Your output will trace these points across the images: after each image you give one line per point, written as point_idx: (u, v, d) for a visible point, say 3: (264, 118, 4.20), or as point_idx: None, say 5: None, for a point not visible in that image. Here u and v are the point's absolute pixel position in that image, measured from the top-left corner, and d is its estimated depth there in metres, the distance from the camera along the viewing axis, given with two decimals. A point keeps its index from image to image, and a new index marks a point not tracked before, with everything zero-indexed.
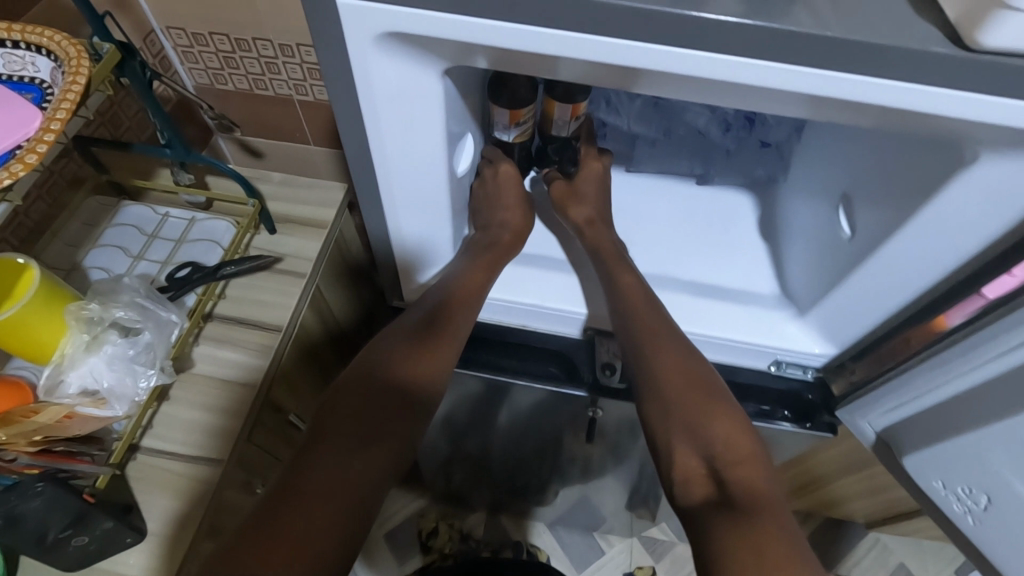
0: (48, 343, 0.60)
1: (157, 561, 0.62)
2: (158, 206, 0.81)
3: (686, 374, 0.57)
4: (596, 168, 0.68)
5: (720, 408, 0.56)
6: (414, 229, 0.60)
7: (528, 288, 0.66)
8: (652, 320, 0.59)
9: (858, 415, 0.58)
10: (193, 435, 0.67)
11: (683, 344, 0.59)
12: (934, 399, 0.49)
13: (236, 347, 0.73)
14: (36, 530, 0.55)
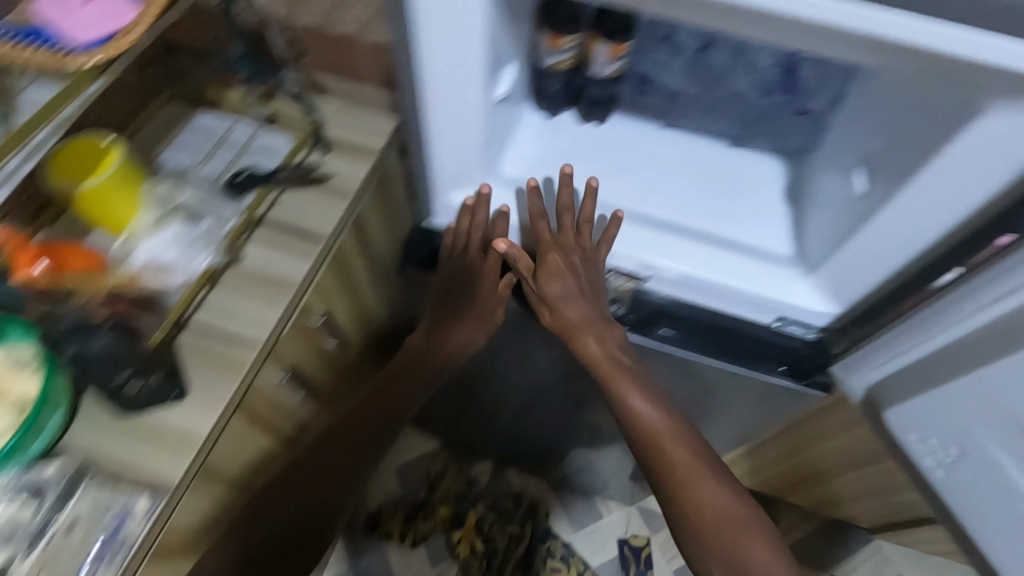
0: (123, 215, 0.68)
1: (199, 419, 0.68)
2: (228, 117, 0.89)
3: (711, 503, 0.62)
4: (557, 258, 0.69)
5: (747, 521, 0.62)
6: (451, 145, 0.64)
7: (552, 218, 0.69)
8: (675, 458, 0.64)
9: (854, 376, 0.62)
10: (239, 319, 0.74)
11: (716, 475, 0.64)
12: (940, 345, 0.52)
13: (283, 249, 0.80)
14: (100, 368, 0.63)
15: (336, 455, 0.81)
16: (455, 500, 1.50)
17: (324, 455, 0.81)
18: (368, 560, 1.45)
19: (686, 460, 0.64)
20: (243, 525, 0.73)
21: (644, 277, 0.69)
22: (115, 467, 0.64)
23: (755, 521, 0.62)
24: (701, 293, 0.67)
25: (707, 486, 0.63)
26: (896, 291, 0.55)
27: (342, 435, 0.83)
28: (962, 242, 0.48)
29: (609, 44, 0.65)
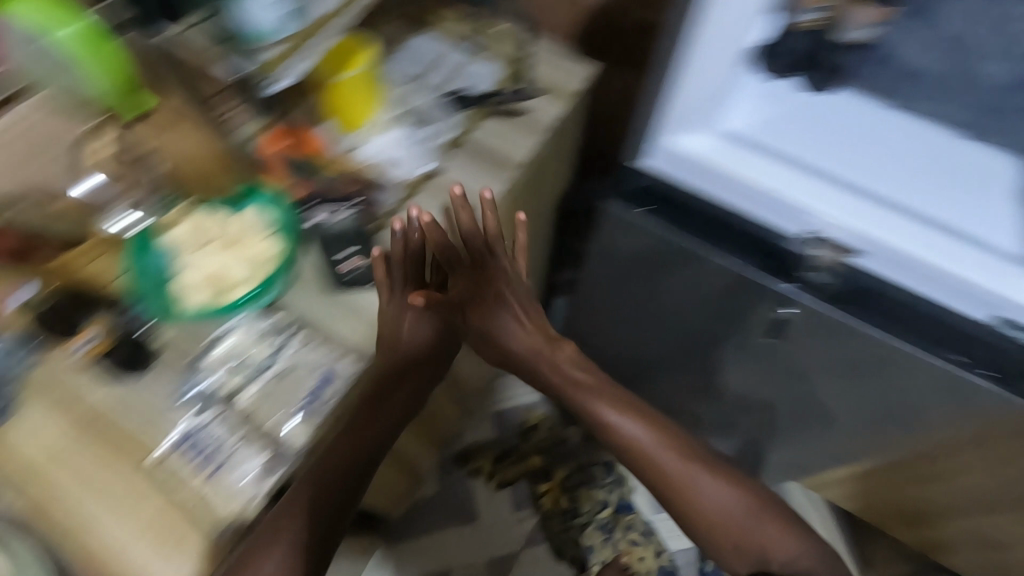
0: (363, 108, 0.77)
1: (396, 306, 0.73)
2: (442, 39, 0.92)
3: (704, 500, 0.76)
4: (461, 284, 0.76)
5: (749, 507, 0.76)
6: (697, 84, 0.65)
7: (773, 176, 0.69)
8: (660, 464, 0.77)
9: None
10: (440, 226, 0.79)
11: (713, 470, 0.78)
12: None
13: (477, 168, 0.83)
14: (332, 240, 0.73)
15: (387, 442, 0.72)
16: (546, 453, 1.54)
17: (376, 433, 0.71)
18: (454, 491, 1.52)
19: (655, 462, 0.77)
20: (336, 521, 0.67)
21: (864, 251, 0.69)
22: (323, 331, 0.71)
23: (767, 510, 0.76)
24: (917, 275, 0.68)
25: (705, 485, 0.76)
26: None
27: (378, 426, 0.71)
28: None
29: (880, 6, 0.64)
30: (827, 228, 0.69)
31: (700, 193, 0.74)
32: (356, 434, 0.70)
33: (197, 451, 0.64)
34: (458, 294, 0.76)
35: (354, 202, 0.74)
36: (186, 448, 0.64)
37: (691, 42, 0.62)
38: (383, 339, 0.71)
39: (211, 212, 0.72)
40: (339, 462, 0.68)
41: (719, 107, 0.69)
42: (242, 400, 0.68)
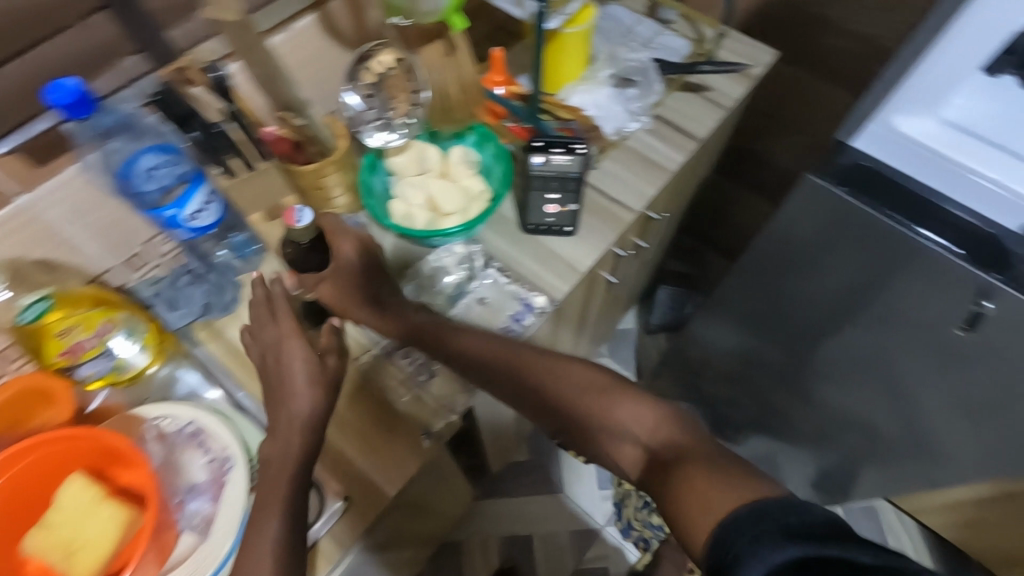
0: (571, 64, 0.80)
1: (581, 257, 0.77)
2: (633, 11, 0.94)
3: (550, 396, 0.62)
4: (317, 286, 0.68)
5: (606, 387, 0.62)
6: (933, 69, 0.65)
7: (998, 167, 0.68)
8: (522, 360, 0.65)
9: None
10: (624, 189, 0.81)
11: (554, 357, 0.65)
12: None
13: (663, 139, 0.85)
14: (547, 180, 0.73)
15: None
16: None
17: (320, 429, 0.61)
18: (542, 457, 1.58)
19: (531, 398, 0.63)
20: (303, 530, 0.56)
21: None
22: (516, 271, 0.76)
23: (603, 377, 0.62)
24: None
25: (565, 390, 0.62)
26: None
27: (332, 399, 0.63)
28: None
29: None
30: None
31: (905, 182, 0.74)
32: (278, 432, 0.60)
33: (407, 357, 0.71)
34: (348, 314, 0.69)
35: (575, 150, 0.73)
36: (395, 353, 0.71)
37: (929, 29, 0.64)
38: (571, 282, 0.76)
39: (420, 145, 0.75)
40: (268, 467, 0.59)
41: (955, 91, 0.67)
42: None
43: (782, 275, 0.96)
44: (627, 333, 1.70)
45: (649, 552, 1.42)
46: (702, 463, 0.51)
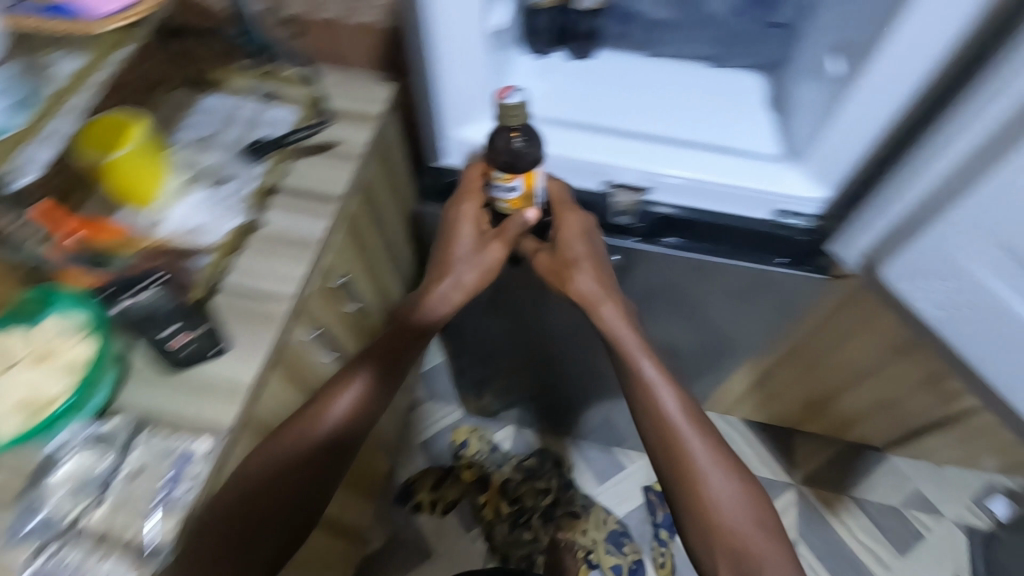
0: (143, 189, 0.74)
1: (245, 372, 0.71)
2: (229, 97, 0.91)
3: (723, 506, 0.68)
4: (469, 211, 0.75)
5: (759, 519, 0.69)
6: (456, 81, 0.68)
7: (552, 142, 0.73)
8: (693, 471, 0.70)
9: (905, 272, 0.65)
10: (268, 278, 0.79)
11: (742, 488, 0.70)
12: (894, 217, 0.65)
13: (300, 212, 0.84)
14: (143, 324, 0.68)
15: (325, 479, 0.75)
16: (477, 463, 1.53)
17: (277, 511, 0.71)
18: (403, 531, 1.48)
19: (752, 511, 0.69)
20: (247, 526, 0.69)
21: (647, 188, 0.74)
22: (171, 416, 0.68)
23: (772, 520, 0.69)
24: (697, 196, 0.73)
25: (722, 483, 0.69)
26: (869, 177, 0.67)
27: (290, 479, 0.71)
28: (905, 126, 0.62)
29: None
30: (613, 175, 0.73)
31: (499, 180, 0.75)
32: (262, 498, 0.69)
33: None
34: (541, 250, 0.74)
35: (154, 282, 0.70)
36: None
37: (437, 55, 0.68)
38: (240, 402, 0.69)
39: (7, 335, 0.67)
40: (280, 457, 0.71)
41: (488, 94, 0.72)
42: (89, 519, 0.62)
43: None
44: (435, 369, 1.68)
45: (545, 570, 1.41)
46: None
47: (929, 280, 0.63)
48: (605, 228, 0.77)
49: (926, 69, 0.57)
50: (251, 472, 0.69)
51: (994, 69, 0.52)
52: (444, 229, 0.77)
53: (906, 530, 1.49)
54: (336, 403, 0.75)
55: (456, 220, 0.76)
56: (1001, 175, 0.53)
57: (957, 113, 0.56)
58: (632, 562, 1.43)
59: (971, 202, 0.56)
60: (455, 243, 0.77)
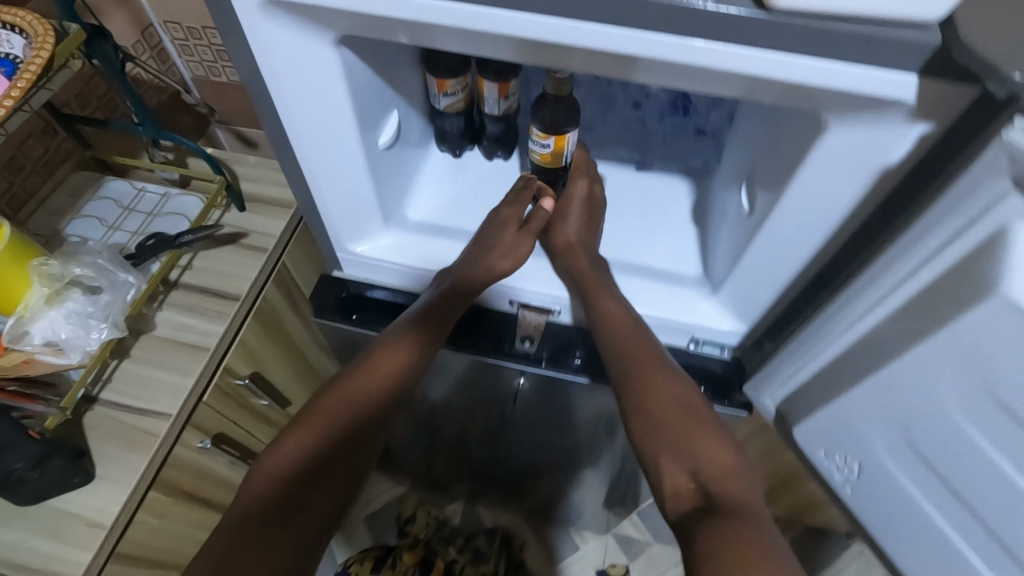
0: (10, 295, 0.63)
1: (108, 505, 0.66)
2: (136, 181, 0.86)
3: (665, 389, 0.57)
4: (582, 189, 0.68)
5: (699, 414, 0.56)
6: (337, 198, 0.61)
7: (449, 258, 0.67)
8: (641, 351, 0.60)
9: (812, 442, 0.52)
10: (151, 391, 0.73)
11: (678, 377, 0.59)
12: (797, 379, 0.53)
13: (196, 313, 0.79)
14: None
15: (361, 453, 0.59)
16: (421, 542, 1.39)
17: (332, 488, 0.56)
18: None
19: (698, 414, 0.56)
20: (286, 517, 0.53)
21: (556, 309, 0.69)
22: (20, 559, 0.62)
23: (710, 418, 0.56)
24: None
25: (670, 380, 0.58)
26: (778, 320, 0.57)
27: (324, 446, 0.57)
28: (814, 277, 0.52)
29: (495, 82, 0.65)
30: (518, 294, 0.69)
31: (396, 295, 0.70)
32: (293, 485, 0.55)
33: None
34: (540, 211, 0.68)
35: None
36: None
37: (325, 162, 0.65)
38: (97, 541, 0.64)
39: None
40: (315, 435, 0.58)
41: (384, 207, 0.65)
42: None
43: None
44: None
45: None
46: (754, 520, 0.46)
47: (834, 451, 0.50)
48: (512, 354, 0.69)
49: (832, 226, 0.47)
50: (278, 454, 0.56)
51: (892, 241, 0.41)
52: (486, 228, 0.66)
53: None
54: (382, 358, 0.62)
55: (500, 225, 0.66)
56: (899, 366, 0.41)
57: (861, 276, 0.44)
58: None
59: (870, 386, 0.43)
60: (477, 244, 0.65)
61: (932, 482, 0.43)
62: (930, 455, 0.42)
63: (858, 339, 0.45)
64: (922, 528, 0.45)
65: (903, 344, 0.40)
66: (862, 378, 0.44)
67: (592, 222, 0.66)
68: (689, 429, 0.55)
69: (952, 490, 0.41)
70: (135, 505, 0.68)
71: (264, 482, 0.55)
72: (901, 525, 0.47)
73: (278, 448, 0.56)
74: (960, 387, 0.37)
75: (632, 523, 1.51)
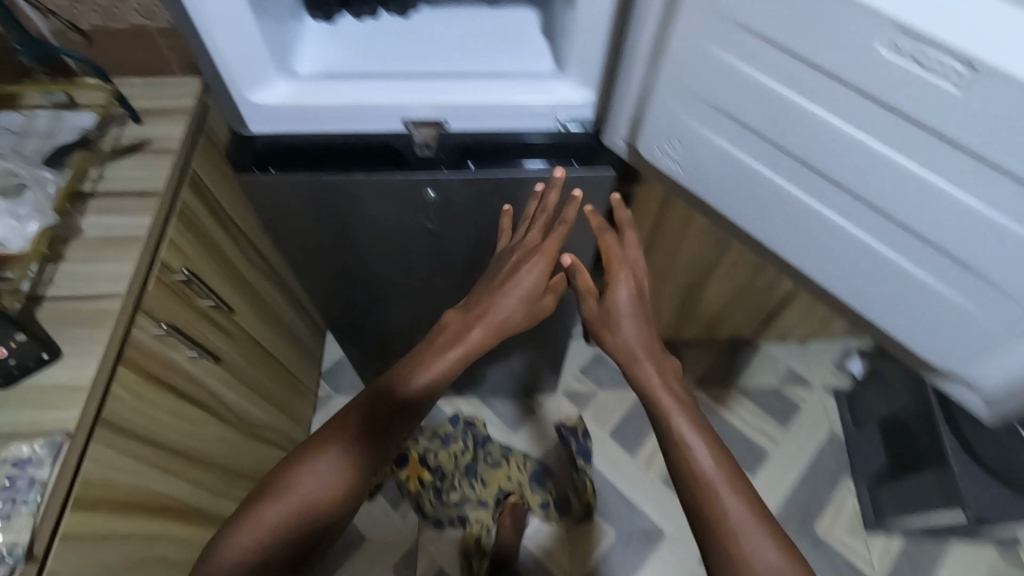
0: None
1: (81, 372, 0.71)
2: (25, 111, 0.88)
3: (727, 498, 0.67)
4: (627, 290, 0.82)
5: (728, 479, 0.68)
6: (230, 48, 0.69)
7: (339, 92, 0.75)
8: (719, 471, 0.68)
9: (651, 144, 0.73)
10: (96, 280, 0.78)
11: (739, 479, 0.69)
12: (629, 105, 0.72)
13: (121, 213, 0.84)
14: None
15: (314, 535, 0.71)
16: None
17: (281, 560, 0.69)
18: None
19: (748, 516, 0.66)
20: None
21: (444, 120, 0.77)
22: (10, 431, 0.67)
23: (763, 523, 0.65)
24: (485, 117, 0.77)
25: (704, 457, 0.69)
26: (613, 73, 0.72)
27: (278, 521, 0.68)
28: (623, 26, 0.68)
29: None
30: (410, 111, 0.76)
31: (306, 141, 0.78)
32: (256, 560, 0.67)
33: None
34: (585, 295, 0.84)
35: None
36: None
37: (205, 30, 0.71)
38: (83, 400, 0.70)
39: None
40: (272, 528, 0.68)
41: (273, 56, 0.73)
42: None
43: (318, 260, 0.96)
44: (337, 366, 1.70)
45: (477, 522, 1.45)
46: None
47: (665, 144, 0.72)
48: (418, 162, 0.78)
49: None
50: (227, 553, 0.67)
51: None
52: (505, 275, 0.81)
53: (785, 404, 1.67)
54: (326, 455, 0.71)
55: (516, 270, 0.81)
56: (681, 34, 0.61)
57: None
58: (557, 494, 1.51)
59: (672, 64, 0.64)
60: (497, 277, 0.82)
61: (717, 121, 0.65)
62: (716, 99, 0.63)
63: (655, 42, 0.65)
64: (722, 162, 0.69)
65: (680, 16, 0.60)
66: (665, 62, 0.64)
67: (658, 364, 0.78)
68: (747, 532, 0.65)
69: (736, 120, 0.64)
70: (107, 377, 0.75)
71: (235, 557, 0.66)
72: (724, 167, 0.69)
73: (238, 537, 0.67)
74: (711, 27, 0.58)
75: (577, 379, 1.68)
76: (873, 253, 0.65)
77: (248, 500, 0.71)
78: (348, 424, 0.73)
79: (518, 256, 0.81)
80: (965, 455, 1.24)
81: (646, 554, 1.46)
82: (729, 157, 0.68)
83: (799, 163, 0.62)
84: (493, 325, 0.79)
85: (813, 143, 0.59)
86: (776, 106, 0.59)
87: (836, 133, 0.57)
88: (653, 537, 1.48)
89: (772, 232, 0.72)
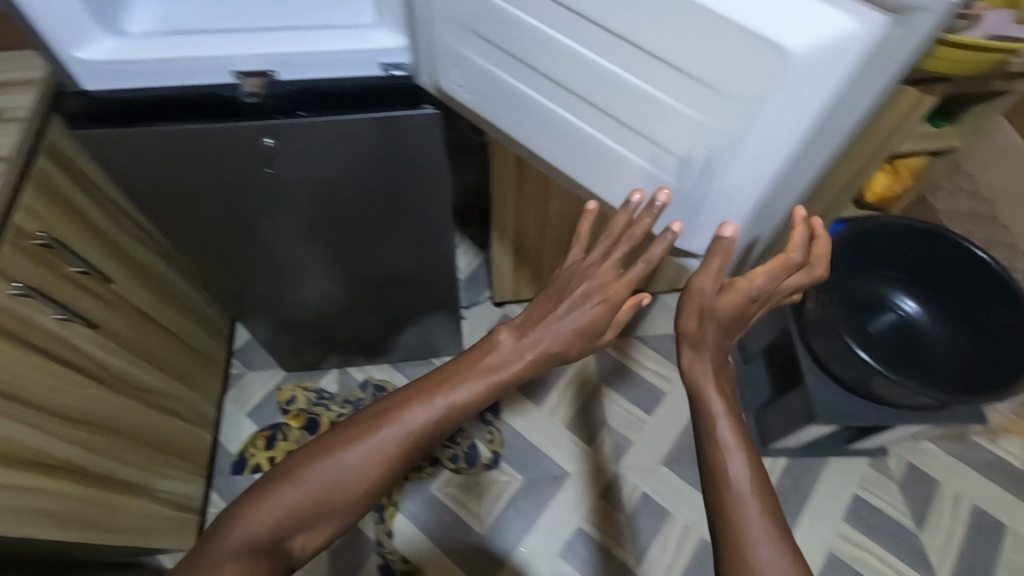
0: None
1: None
2: None
3: (744, 497, 0.71)
4: (738, 295, 0.77)
5: (757, 492, 0.72)
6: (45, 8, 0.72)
7: (166, 48, 0.79)
8: (749, 473, 0.73)
9: (443, 76, 0.87)
10: None
11: (764, 486, 0.73)
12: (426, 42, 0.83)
13: None
14: None
15: (345, 513, 0.75)
16: (305, 412, 1.57)
17: (308, 532, 0.74)
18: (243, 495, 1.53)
19: (756, 518, 0.70)
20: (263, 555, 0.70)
21: (272, 71, 0.83)
22: None
23: (776, 530, 0.69)
24: (312, 66, 0.82)
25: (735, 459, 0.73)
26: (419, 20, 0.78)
27: (314, 495, 0.72)
28: None
29: None
30: (235, 62, 0.81)
31: (143, 94, 0.83)
32: (280, 530, 0.72)
33: None
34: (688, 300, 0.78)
35: None
36: None
37: None
38: None
39: None
40: (302, 501, 0.72)
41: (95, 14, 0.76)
42: None
43: (188, 216, 1.02)
44: (249, 345, 1.73)
45: None
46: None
47: (451, 74, 0.87)
48: (248, 109, 0.83)
49: None
50: (247, 522, 0.71)
51: None
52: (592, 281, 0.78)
53: None
54: (357, 446, 0.74)
55: (592, 283, 0.77)
56: None
57: None
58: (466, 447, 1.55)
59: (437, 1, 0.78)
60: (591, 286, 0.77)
61: (482, 48, 0.81)
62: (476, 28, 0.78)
63: None
64: (496, 86, 0.85)
65: None
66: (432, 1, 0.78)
67: (716, 366, 0.79)
68: (761, 525, 0.70)
69: (497, 47, 0.79)
70: None
71: (264, 527, 0.71)
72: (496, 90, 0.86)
73: (267, 506, 0.72)
74: None
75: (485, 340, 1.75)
76: (613, 154, 0.81)
77: (268, 479, 0.74)
78: (389, 422, 0.75)
79: (593, 264, 0.79)
80: (817, 370, 1.35)
81: (550, 493, 1.55)
82: (501, 82, 0.84)
83: (541, 77, 0.78)
84: (537, 350, 0.77)
85: (547, 59, 0.75)
86: (524, 33, 0.74)
87: (560, 52, 0.72)
88: (557, 478, 1.57)
89: (549, 144, 0.87)
